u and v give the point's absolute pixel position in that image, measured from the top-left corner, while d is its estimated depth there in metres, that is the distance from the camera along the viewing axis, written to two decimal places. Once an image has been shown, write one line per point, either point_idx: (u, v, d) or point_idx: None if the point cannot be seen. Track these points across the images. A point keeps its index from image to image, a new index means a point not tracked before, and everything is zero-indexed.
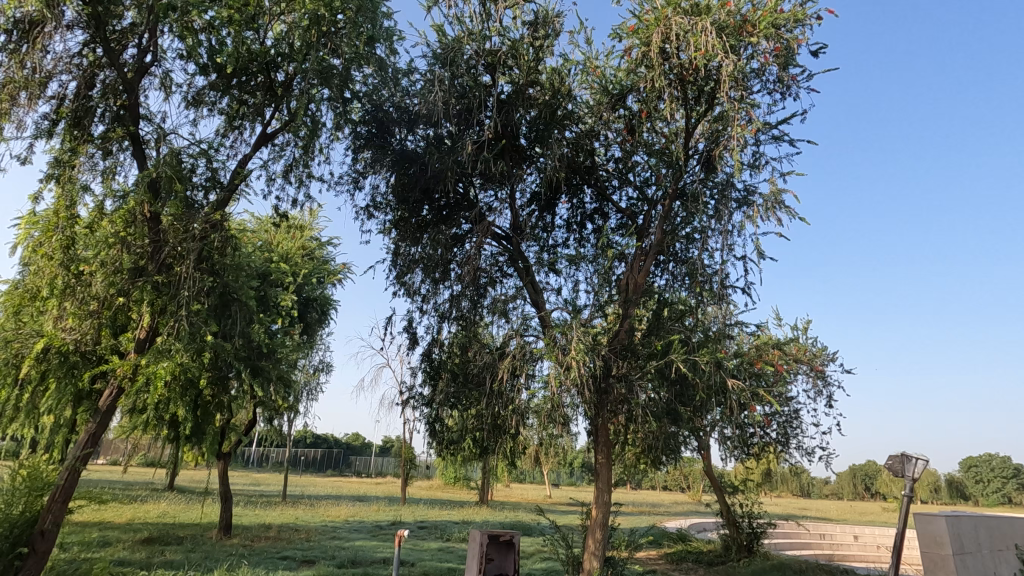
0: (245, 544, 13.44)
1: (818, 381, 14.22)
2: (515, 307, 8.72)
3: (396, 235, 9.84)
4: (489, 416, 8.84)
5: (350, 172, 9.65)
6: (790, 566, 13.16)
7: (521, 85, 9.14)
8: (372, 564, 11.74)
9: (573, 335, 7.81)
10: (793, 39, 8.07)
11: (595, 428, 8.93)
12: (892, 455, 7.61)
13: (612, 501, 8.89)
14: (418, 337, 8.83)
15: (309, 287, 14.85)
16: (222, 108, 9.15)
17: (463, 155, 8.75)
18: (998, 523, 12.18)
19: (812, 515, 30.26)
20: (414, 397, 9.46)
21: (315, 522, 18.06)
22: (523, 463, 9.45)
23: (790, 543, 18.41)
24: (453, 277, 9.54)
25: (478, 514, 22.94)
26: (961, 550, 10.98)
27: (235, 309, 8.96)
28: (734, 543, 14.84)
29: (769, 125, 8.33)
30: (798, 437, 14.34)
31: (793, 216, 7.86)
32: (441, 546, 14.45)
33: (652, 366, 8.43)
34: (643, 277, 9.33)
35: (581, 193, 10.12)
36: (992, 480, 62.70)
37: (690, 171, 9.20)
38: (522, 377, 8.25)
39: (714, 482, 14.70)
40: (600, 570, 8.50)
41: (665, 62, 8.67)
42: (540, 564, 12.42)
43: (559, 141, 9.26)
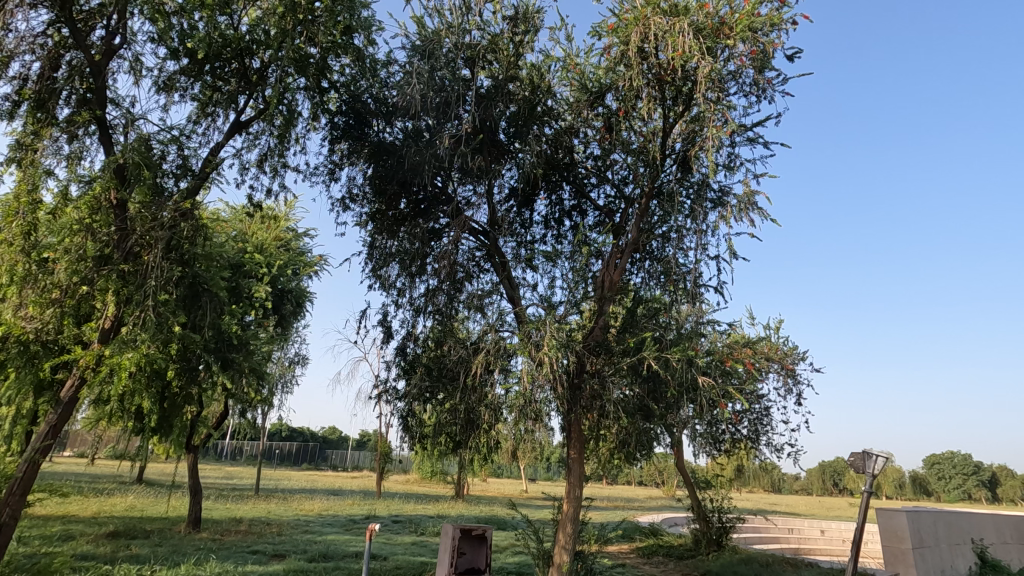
0: (215, 538, 13.26)
1: (789, 380, 14.53)
2: (491, 303, 8.73)
3: (373, 228, 9.75)
4: (463, 411, 8.82)
5: (326, 162, 9.51)
6: (757, 559, 13.45)
7: (501, 80, 9.08)
8: (344, 558, 11.68)
9: (546, 331, 7.84)
10: (769, 42, 8.19)
11: (568, 424, 8.97)
12: (854, 452, 7.83)
13: (583, 496, 8.95)
14: (393, 331, 8.77)
15: (284, 279, 14.62)
16: (194, 94, 8.92)
17: (441, 149, 8.69)
18: (956, 519, 12.60)
19: (782, 510, 30.95)
20: (388, 390, 9.41)
21: (287, 516, 17.87)
22: (496, 458, 9.46)
23: (759, 537, 18.82)
24: (429, 272, 9.48)
25: (453, 508, 22.97)
26: (920, 544, 11.34)
27: (205, 300, 8.81)
28: (704, 538, 15.06)
29: (745, 127, 8.44)
30: (768, 434, 14.64)
31: (765, 217, 8.00)
32: (415, 540, 14.42)
33: (625, 362, 8.51)
34: (619, 275, 9.39)
35: (560, 190, 10.14)
36: (953, 476, 64.89)
37: (667, 171, 9.28)
38: (496, 372, 8.24)
39: (686, 478, 14.93)
40: (570, 564, 8.55)
41: (644, 62, 8.72)
42: (513, 558, 12.49)
43: (538, 137, 9.26)
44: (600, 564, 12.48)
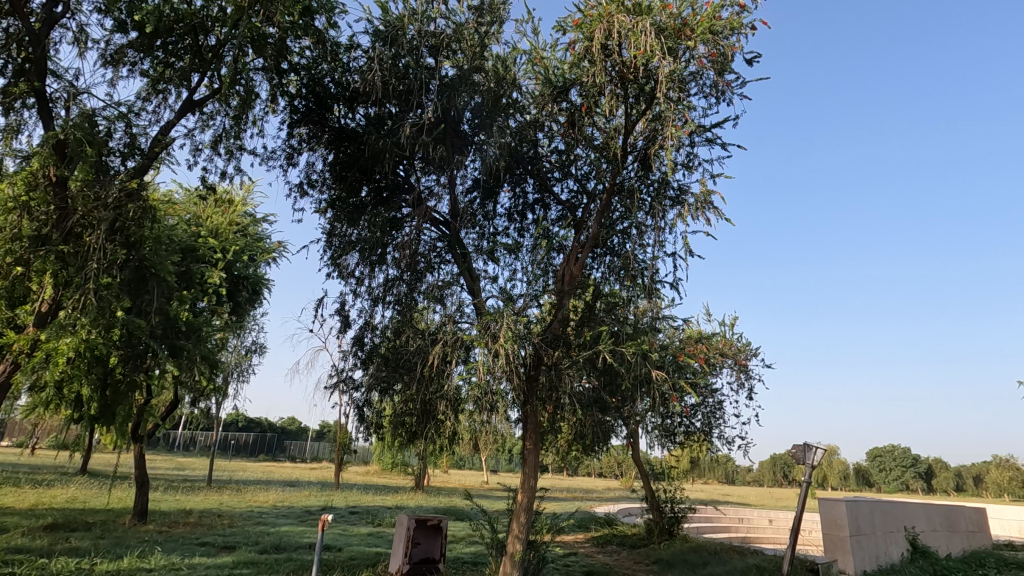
0: (161, 530, 12.87)
1: (741, 375, 15.02)
2: (450, 293, 8.72)
3: (332, 215, 9.59)
4: (419, 402, 8.80)
5: (284, 146, 9.27)
6: (706, 547, 13.93)
7: (465, 70, 8.95)
8: (297, 549, 11.53)
9: (503, 323, 7.85)
10: (728, 46, 8.37)
11: (524, 415, 9.01)
12: (796, 444, 8.21)
13: (538, 487, 9.01)
14: (350, 320, 8.65)
15: (240, 265, 14.21)
16: (143, 70, 8.58)
17: (402, 137, 8.57)
18: (891, 508, 13.33)
19: (734, 501, 32.09)
20: (344, 380, 9.31)
21: (240, 508, 17.47)
22: (453, 449, 9.46)
23: (709, 526, 19.46)
24: (389, 261, 9.38)
25: (412, 500, 22.90)
26: (858, 532, 11.97)
27: (152, 285, 8.47)
28: (657, 527, 15.48)
29: (704, 128, 8.63)
30: (721, 427, 15.13)
31: (720, 216, 8.23)
32: (371, 531, 14.35)
33: (582, 355, 8.61)
34: (579, 269, 9.48)
35: (523, 183, 10.16)
36: (893, 469, 68.42)
37: (628, 168, 9.41)
38: (452, 363, 8.21)
39: (640, 469, 15.28)
40: (522, 553, 8.62)
41: (607, 59, 8.81)
42: (468, 548, 12.58)
43: (502, 129, 9.17)
44: (555, 553, 12.68)
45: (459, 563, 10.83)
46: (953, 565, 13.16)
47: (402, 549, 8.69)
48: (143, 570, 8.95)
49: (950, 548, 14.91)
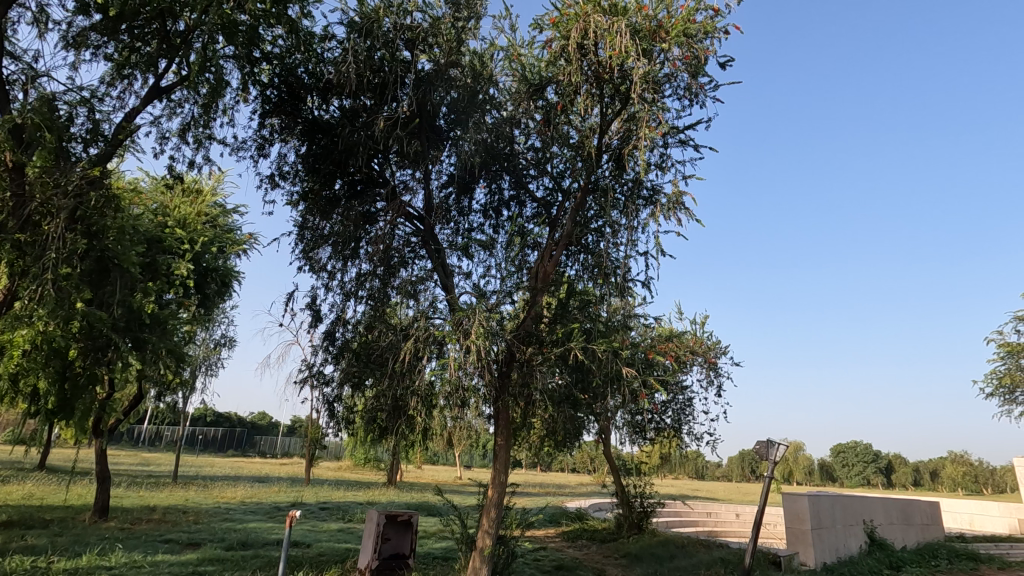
0: (123, 527, 12.55)
1: (711, 372, 15.32)
2: (424, 289, 8.68)
3: (304, 208, 9.47)
4: (390, 397, 8.76)
5: (255, 136, 9.10)
6: (674, 541, 14.21)
7: (442, 66, 8.92)
8: (265, 546, 11.39)
9: (475, 320, 7.84)
10: (702, 49, 8.50)
11: (496, 411, 9.03)
12: (760, 441, 8.44)
13: (508, 482, 9.02)
14: (321, 315, 8.56)
15: (208, 257, 13.83)
16: (108, 54, 8.34)
17: (376, 130, 8.49)
18: (851, 502, 13.79)
19: (703, 495, 32.76)
20: (315, 375, 9.20)
21: (206, 504, 17.15)
22: (425, 445, 9.45)
23: (678, 520, 19.84)
24: (362, 255, 9.30)
25: (384, 495, 22.78)
26: (819, 526, 12.36)
27: (115, 276, 8.17)
28: (626, 522, 15.71)
29: (677, 130, 8.76)
30: (690, 423, 15.43)
31: (691, 217, 8.38)
32: (341, 527, 14.24)
33: (554, 352, 8.68)
34: (553, 267, 9.54)
35: (499, 180, 10.14)
36: (856, 464, 70.65)
37: (603, 167, 9.50)
38: (424, 359, 8.17)
39: (611, 465, 15.48)
40: (492, 548, 8.64)
41: (583, 58, 8.87)
42: (439, 544, 12.58)
43: (478, 125, 9.13)
44: (525, 548, 12.78)
45: (429, 559, 10.83)
46: (907, 557, 13.69)
47: (371, 544, 8.68)
48: (103, 568, 8.73)
49: (905, 540, 15.50)
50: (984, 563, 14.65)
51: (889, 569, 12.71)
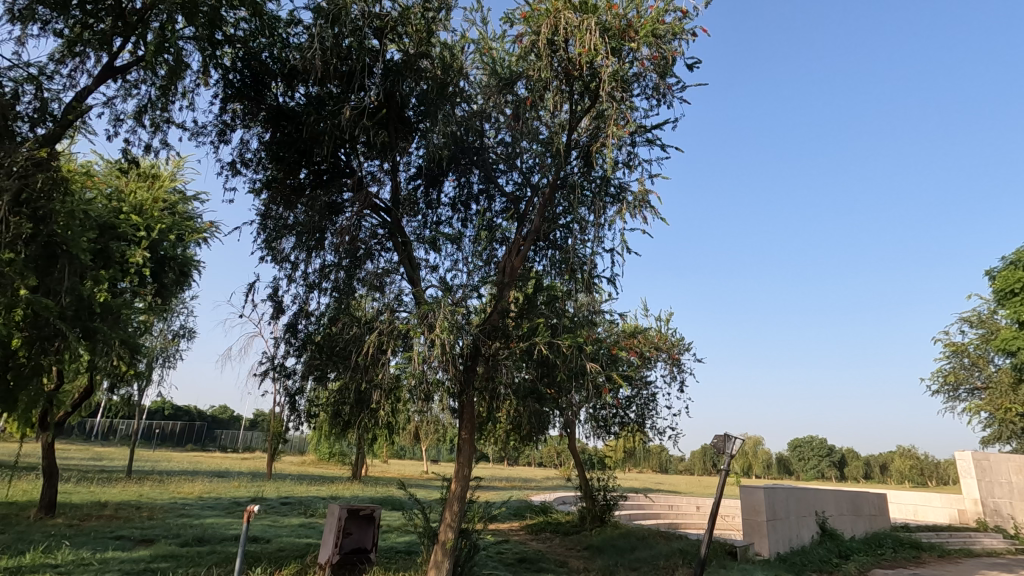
0: (71, 524, 12.07)
1: (674, 368, 15.63)
2: (390, 282, 8.58)
3: (267, 197, 9.25)
4: (354, 391, 8.65)
5: (216, 121, 8.81)
6: (635, 533, 14.48)
7: (411, 56, 8.84)
8: (222, 541, 11.13)
9: (440, 313, 7.78)
10: (670, 50, 8.60)
11: (461, 405, 8.98)
12: (717, 435, 8.67)
13: (471, 475, 8.97)
14: (283, 306, 8.38)
15: (167, 245, 13.31)
16: (58, 29, 7.94)
17: (342, 119, 8.30)
18: (805, 494, 14.30)
19: (666, 488, 33.46)
20: (276, 367, 9.02)
21: (162, 499, 16.65)
22: (389, 438, 9.38)
23: (640, 513, 20.23)
24: (327, 246, 9.15)
25: (348, 490, 22.51)
26: (774, 517, 12.78)
27: (63, 263, 7.85)
28: (589, 515, 15.91)
29: (645, 129, 8.86)
30: (653, 417, 15.72)
31: (656, 216, 8.51)
32: (303, 522, 14.02)
33: (519, 346, 8.69)
34: (520, 262, 9.56)
35: (469, 174, 10.10)
36: (811, 458, 73.27)
37: (572, 164, 9.53)
38: (387, 353, 8.09)
39: (576, 459, 15.66)
40: (454, 541, 8.58)
41: (554, 54, 8.91)
42: (402, 538, 12.52)
43: (447, 117, 9.05)
44: (488, 541, 12.84)
45: (392, 553, 10.76)
46: (855, 545, 14.32)
47: (333, 539, 8.61)
48: (48, 566, 8.41)
49: (854, 530, 16.16)
50: (925, 551, 15.43)
51: (838, 557, 13.27)
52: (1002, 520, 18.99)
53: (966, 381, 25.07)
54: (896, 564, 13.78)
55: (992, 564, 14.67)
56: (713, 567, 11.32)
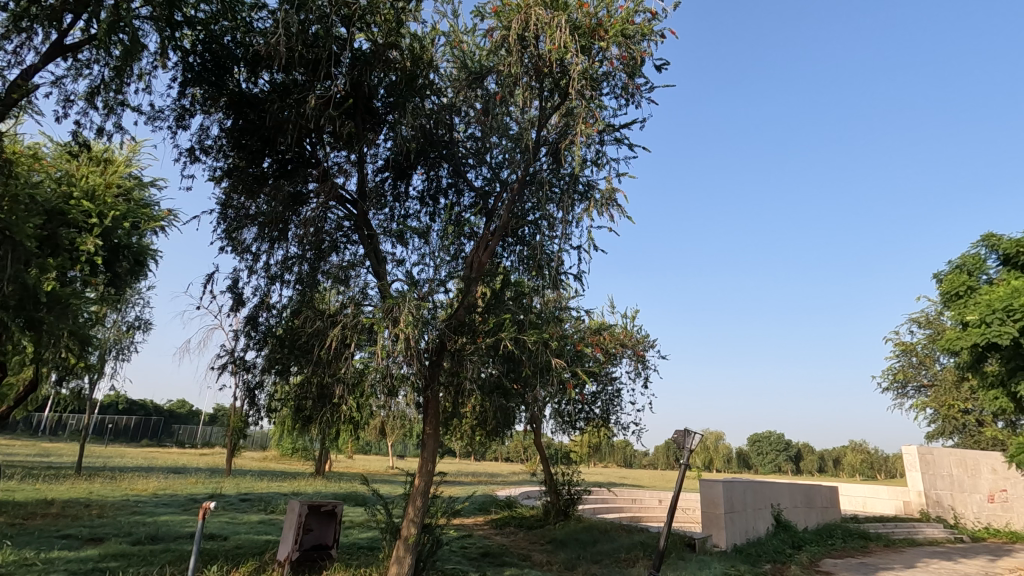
0: (14, 523, 11.52)
1: (639, 364, 15.89)
2: (355, 275, 8.44)
3: (228, 185, 8.98)
4: (316, 385, 8.49)
5: (174, 105, 8.50)
6: (597, 526, 14.71)
7: (380, 46, 8.68)
8: (176, 539, 10.83)
9: (405, 307, 7.70)
10: (639, 50, 8.69)
11: (425, 401, 8.90)
12: (678, 430, 8.87)
13: (435, 470, 8.90)
14: (244, 298, 8.16)
15: (121, 233, 12.68)
16: (2, 2, 7.51)
17: (307, 108, 8.05)
18: (762, 487, 14.75)
19: (629, 483, 34.10)
20: (235, 361, 8.78)
21: (113, 497, 16.07)
22: (352, 433, 9.26)
23: (603, 507, 20.57)
24: (291, 238, 8.97)
25: (310, 485, 22.13)
26: (731, 509, 13.16)
27: (5, 250, 7.42)
28: (553, 509, 16.07)
29: (613, 128, 8.93)
30: (618, 413, 15.95)
31: (623, 213, 8.60)
32: (262, 518, 13.74)
33: (485, 342, 8.65)
34: (488, 257, 9.55)
35: (438, 167, 10.04)
36: (769, 452, 75.62)
37: (541, 161, 9.51)
38: (351, 347, 7.96)
39: (541, 454, 15.79)
40: (416, 537, 8.51)
41: (524, 50, 8.92)
42: (364, 534, 12.41)
43: (416, 110, 8.95)
44: (451, 535, 12.84)
45: (353, 549, 10.65)
46: (807, 536, 14.88)
47: (292, 535, 8.46)
48: None
49: (807, 522, 16.77)
50: (872, 541, 16.14)
51: (791, 548, 13.76)
52: (942, 510, 19.96)
53: (914, 379, 26.20)
54: (845, 553, 14.39)
55: (933, 553, 15.46)
56: (672, 559, 11.60)
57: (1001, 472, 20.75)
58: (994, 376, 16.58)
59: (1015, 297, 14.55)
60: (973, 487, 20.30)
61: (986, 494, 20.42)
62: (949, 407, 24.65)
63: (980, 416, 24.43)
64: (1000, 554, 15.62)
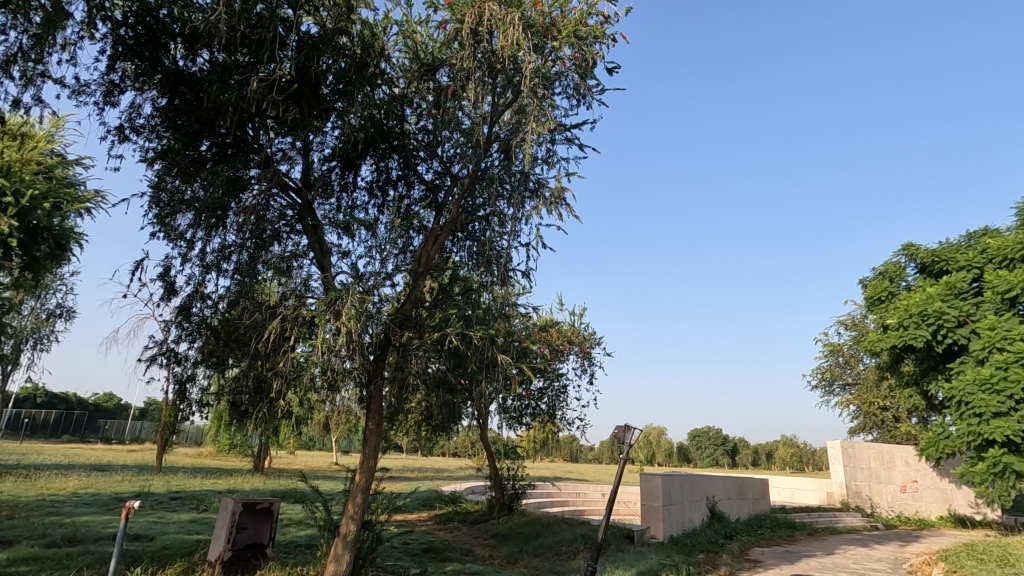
0: None
1: (585, 361, 16.17)
2: (297, 266, 8.18)
3: (162, 167, 8.50)
4: (253, 378, 8.17)
5: (101, 80, 7.95)
6: (541, 520, 14.91)
7: (329, 30, 8.38)
8: (97, 541, 10.22)
9: (348, 301, 7.50)
10: (591, 52, 8.79)
11: (368, 396, 8.73)
12: (618, 426, 8.99)
13: (377, 466, 8.73)
14: (176, 287, 7.76)
15: (40, 214, 11.65)
16: None
17: (249, 91, 7.68)
18: (698, 481, 15.32)
19: (574, 477, 34.75)
20: (165, 353, 8.33)
21: (27, 496, 14.98)
22: (294, 430, 9.00)
23: (546, 501, 20.85)
24: (230, 225, 8.62)
25: (246, 483, 21.36)
26: (669, 502, 13.61)
27: None
28: (498, 504, 16.16)
29: (565, 128, 8.97)
30: (563, 408, 16.19)
31: (571, 212, 8.71)
32: (193, 517, 13.14)
33: (431, 337, 8.49)
34: (436, 252, 9.46)
35: (387, 159, 9.89)
36: (708, 447, 78.66)
37: (493, 156, 9.47)
38: (290, 340, 7.71)
39: (487, 449, 15.84)
40: (356, 533, 8.35)
41: (477, 45, 8.87)
42: (302, 531, 12.11)
43: (365, 99, 8.74)
44: (393, 532, 12.69)
45: (291, 547, 10.35)
46: (739, 527, 15.61)
47: (224, 534, 8.14)
48: None
49: (739, 513, 17.55)
50: (797, 530, 17.11)
51: (723, 538, 14.40)
52: (861, 500, 21.32)
53: (839, 377, 27.83)
54: (772, 542, 15.19)
55: (852, 540, 16.53)
56: (611, 551, 11.93)
57: (913, 464, 22.13)
58: (909, 376, 17.84)
59: (929, 302, 15.60)
60: (888, 478, 21.82)
61: (899, 485, 21.89)
62: (870, 404, 26.48)
63: (897, 413, 26.25)
64: (909, 540, 16.90)
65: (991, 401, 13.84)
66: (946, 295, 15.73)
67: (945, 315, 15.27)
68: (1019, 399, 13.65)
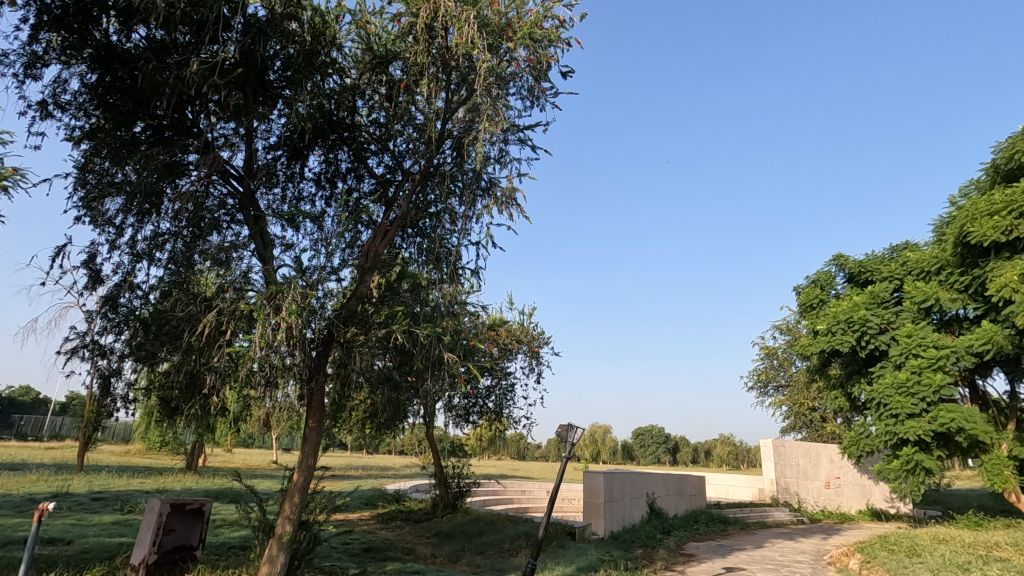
0: None
1: (532, 360, 16.24)
2: (235, 257, 7.87)
3: (90, 148, 7.98)
4: (185, 373, 7.80)
5: (23, 51, 7.37)
6: (485, 518, 14.93)
7: (277, 14, 8.06)
8: (5, 545, 9.48)
9: (289, 295, 7.26)
10: (545, 56, 8.90)
11: (309, 393, 8.48)
12: (562, 424, 9.09)
13: (316, 465, 8.51)
14: (102, 275, 7.32)
15: None
16: None
17: (188, 72, 7.31)
18: (639, 478, 15.76)
19: (519, 476, 34.98)
20: (87, 345, 7.84)
21: None
22: (228, 428, 8.65)
23: (490, 499, 20.93)
24: (164, 212, 8.22)
25: (177, 482, 20.30)
26: (610, 500, 13.92)
27: None
28: (442, 502, 16.07)
29: (518, 129, 9.03)
30: (510, 406, 16.26)
31: (521, 213, 8.79)
32: (117, 519, 12.42)
33: (376, 335, 8.33)
34: (385, 247, 9.31)
35: (336, 151, 9.66)
36: (650, 446, 80.82)
37: (445, 153, 9.39)
38: (226, 334, 7.40)
39: (432, 447, 15.76)
40: (291, 535, 8.11)
41: (432, 41, 8.81)
42: (236, 532, 11.69)
43: (314, 88, 8.50)
44: (332, 532, 12.42)
45: (223, 549, 9.99)
46: (675, 522, 16.17)
47: (149, 537, 7.76)
48: None
49: (676, 509, 18.16)
50: (729, 525, 17.90)
51: (661, 533, 14.88)
52: (789, 495, 22.51)
53: (774, 379, 29.23)
54: (706, 536, 15.82)
55: (779, 534, 17.45)
56: (552, 547, 12.11)
57: (836, 462, 23.53)
58: (835, 378, 19.00)
59: (855, 311, 16.70)
60: (813, 474, 23.14)
61: (823, 481, 23.24)
62: (800, 405, 28.01)
63: (824, 414, 27.86)
64: (831, 533, 17.99)
65: (906, 403, 14.88)
66: (869, 304, 16.82)
67: (869, 322, 16.31)
68: (929, 401, 14.83)
